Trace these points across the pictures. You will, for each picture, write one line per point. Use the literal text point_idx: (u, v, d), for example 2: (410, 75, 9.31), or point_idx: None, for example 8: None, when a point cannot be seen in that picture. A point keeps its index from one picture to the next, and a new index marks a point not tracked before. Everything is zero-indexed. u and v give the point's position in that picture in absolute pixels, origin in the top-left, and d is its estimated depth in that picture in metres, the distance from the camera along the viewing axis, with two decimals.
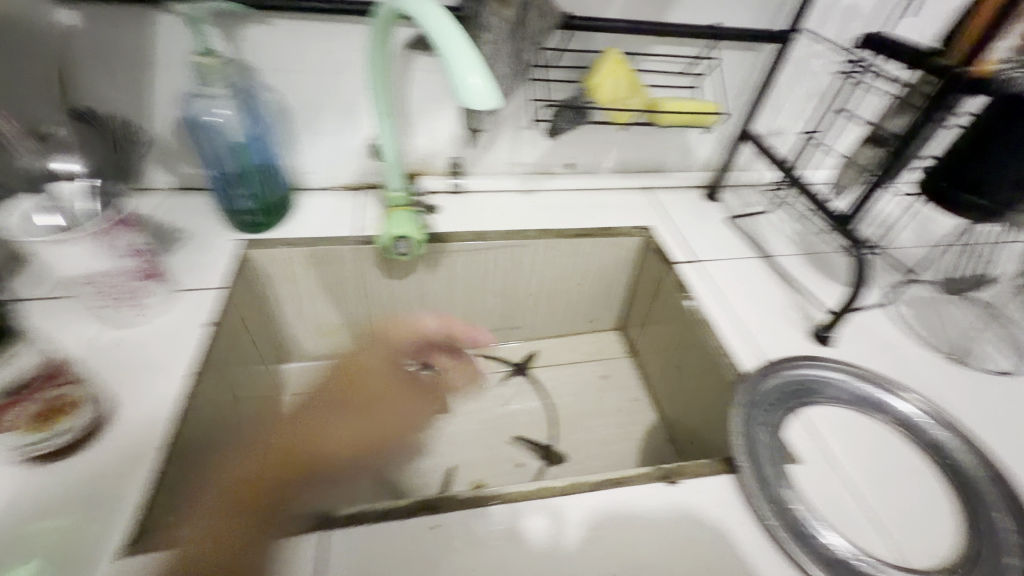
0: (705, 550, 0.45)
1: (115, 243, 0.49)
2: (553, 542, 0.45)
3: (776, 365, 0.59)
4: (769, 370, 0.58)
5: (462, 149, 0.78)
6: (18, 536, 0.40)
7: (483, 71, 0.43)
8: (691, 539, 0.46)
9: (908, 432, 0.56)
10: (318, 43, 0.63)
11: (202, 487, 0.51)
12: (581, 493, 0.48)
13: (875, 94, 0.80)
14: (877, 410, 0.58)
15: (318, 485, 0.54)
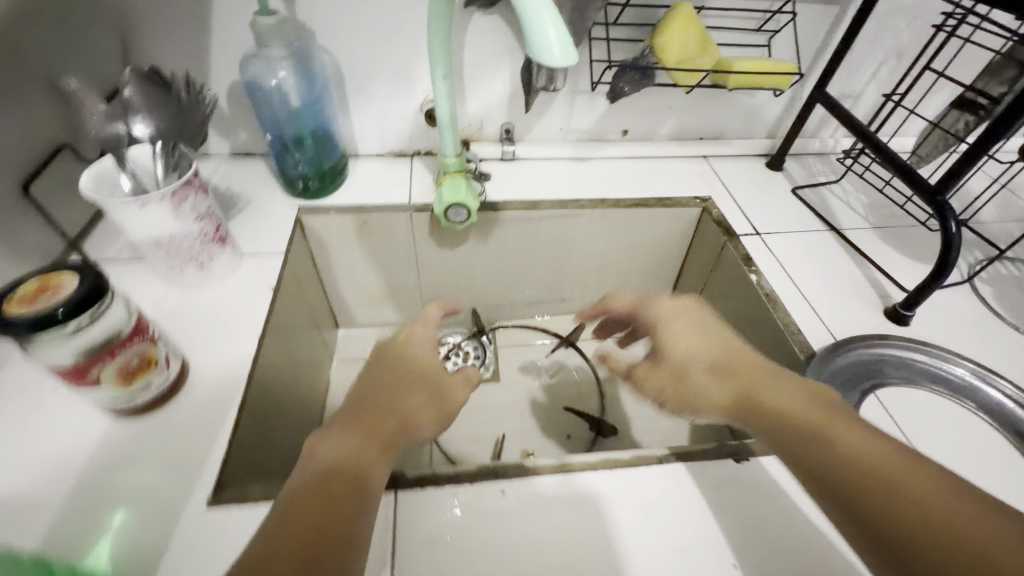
0: (774, 529, 0.45)
1: (183, 207, 0.50)
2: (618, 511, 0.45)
3: (850, 343, 0.56)
4: (841, 347, 0.56)
5: (515, 114, 0.75)
6: (112, 486, 0.42)
7: (559, 22, 0.41)
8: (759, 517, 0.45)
9: (995, 419, 0.53)
10: (375, 0, 0.61)
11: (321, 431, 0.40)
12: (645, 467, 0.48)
13: (974, 52, 0.73)
14: (963, 395, 0.55)
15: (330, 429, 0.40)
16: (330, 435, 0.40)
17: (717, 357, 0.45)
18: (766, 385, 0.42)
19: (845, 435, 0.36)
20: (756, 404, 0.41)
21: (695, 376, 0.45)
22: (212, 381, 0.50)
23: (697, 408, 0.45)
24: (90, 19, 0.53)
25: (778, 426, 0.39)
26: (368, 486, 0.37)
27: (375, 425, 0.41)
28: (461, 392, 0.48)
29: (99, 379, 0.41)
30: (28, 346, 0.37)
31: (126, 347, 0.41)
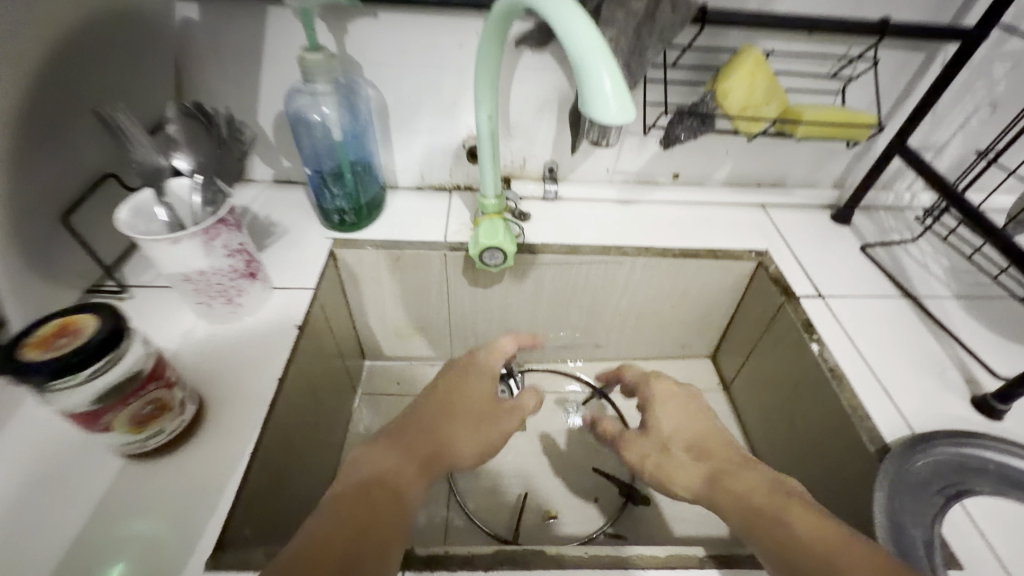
0: None
1: (215, 243, 0.49)
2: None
3: (934, 439, 0.48)
4: (923, 444, 0.48)
5: (561, 153, 0.72)
6: (113, 536, 0.41)
7: (616, 74, 0.37)
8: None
9: None
10: (424, 37, 0.60)
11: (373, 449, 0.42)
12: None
13: None
14: None
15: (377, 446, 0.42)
16: (376, 446, 0.42)
17: (691, 437, 0.48)
18: (736, 470, 0.44)
19: (792, 519, 0.39)
20: (726, 487, 0.43)
21: (674, 451, 0.47)
22: (227, 426, 0.48)
23: (673, 481, 0.46)
24: (144, 51, 0.54)
25: (749, 510, 0.41)
26: (404, 504, 0.38)
27: (416, 447, 0.43)
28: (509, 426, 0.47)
29: (109, 426, 0.40)
30: (49, 388, 0.35)
31: (141, 395, 0.40)
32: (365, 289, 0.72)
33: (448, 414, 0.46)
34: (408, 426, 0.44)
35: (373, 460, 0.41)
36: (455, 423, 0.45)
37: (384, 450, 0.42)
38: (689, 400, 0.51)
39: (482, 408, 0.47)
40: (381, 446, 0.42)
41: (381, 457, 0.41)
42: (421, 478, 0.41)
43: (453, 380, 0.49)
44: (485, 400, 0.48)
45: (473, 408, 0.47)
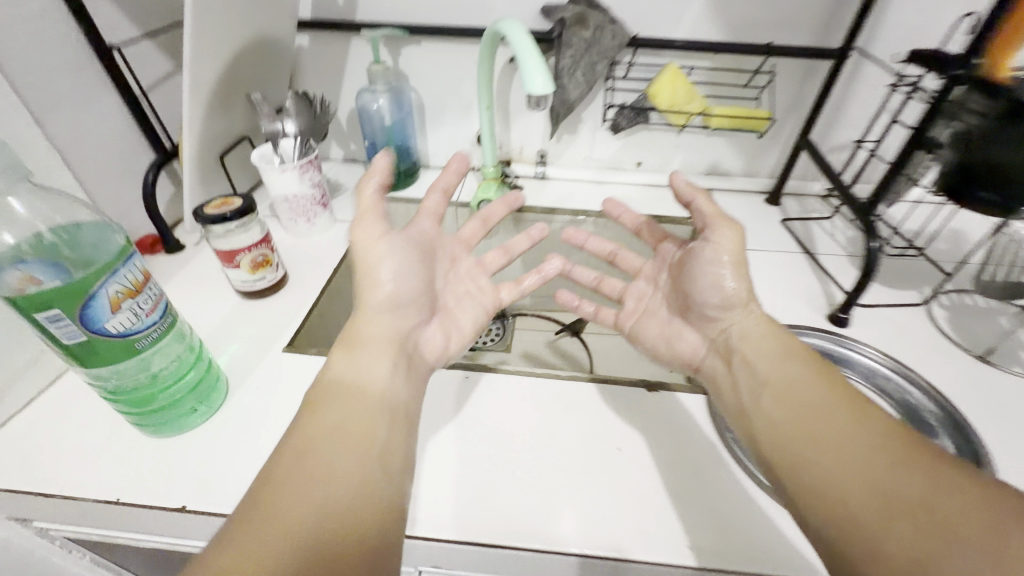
0: (684, 445, 0.58)
1: (305, 175, 0.78)
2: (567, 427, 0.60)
3: None
4: None
5: (548, 143, 0.97)
6: (228, 332, 0.67)
7: (546, 75, 0.63)
8: (683, 445, 0.58)
9: (871, 381, 0.64)
10: (449, 56, 0.88)
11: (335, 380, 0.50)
12: (594, 398, 0.63)
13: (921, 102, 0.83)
14: (843, 364, 0.66)
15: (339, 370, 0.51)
16: (342, 364, 0.51)
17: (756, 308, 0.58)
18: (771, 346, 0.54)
19: (816, 391, 0.48)
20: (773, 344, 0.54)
21: (749, 308, 0.58)
22: (298, 288, 0.74)
23: (731, 309, 0.58)
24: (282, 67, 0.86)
25: (794, 423, 0.47)
26: (379, 402, 0.49)
27: (383, 348, 0.53)
28: (382, 289, 0.55)
29: (239, 265, 0.67)
30: (208, 228, 0.64)
31: (257, 248, 0.67)
32: None
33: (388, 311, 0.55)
34: (353, 332, 0.54)
35: (346, 373, 0.50)
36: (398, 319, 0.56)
37: (350, 363, 0.51)
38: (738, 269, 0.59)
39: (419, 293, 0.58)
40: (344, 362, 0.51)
41: (353, 369, 0.51)
42: (363, 351, 0.52)
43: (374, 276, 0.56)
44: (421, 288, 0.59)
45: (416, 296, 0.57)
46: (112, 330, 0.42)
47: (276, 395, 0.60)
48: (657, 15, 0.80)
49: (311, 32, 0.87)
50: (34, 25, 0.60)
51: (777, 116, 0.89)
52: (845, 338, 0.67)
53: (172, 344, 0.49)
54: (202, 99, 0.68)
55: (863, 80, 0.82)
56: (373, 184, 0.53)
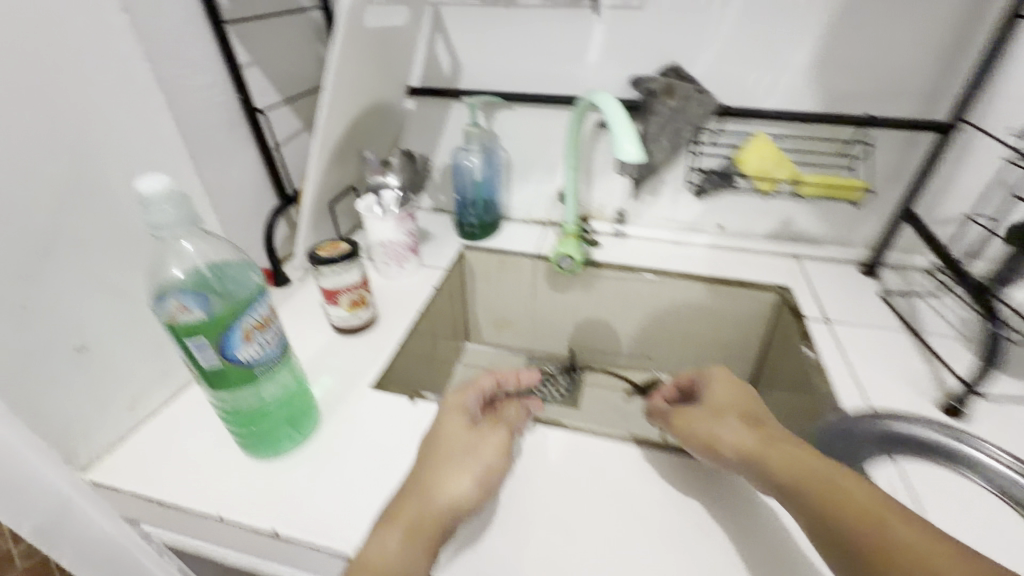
0: (773, 547, 0.52)
1: (403, 224, 0.86)
2: (645, 498, 0.57)
3: (857, 420, 0.60)
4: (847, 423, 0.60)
5: (628, 203, 0.99)
6: (322, 364, 0.72)
7: (635, 141, 0.65)
8: (772, 541, 0.52)
9: (999, 489, 0.54)
10: (538, 120, 0.94)
11: (374, 547, 0.47)
12: (672, 471, 0.60)
13: None
14: (963, 466, 0.56)
15: (380, 536, 0.48)
16: (381, 535, 0.48)
17: (741, 408, 0.55)
18: (777, 440, 0.50)
19: (789, 447, 0.48)
20: (770, 449, 0.49)
21: (730, 424, 0.53)
22: (385, 327, 0.79)
23: (714, 435, 0.53)
24: (391, 128, 0.97)
25: (810, 509, 0.44)
26: None
27: (418, 530, 0.48)
28: (464, 483, 0.52)
29: (339, 303, 0.73)
30: (319, 269, 0.71)
31: (356, 288, 0.74)
32: (479, 285, 1.03)
33: (439, 481, 0.52)
34: (400, 503, 0.50)
35: (382, 551, 0.46)
36: (444, 497, 0.50)
37: (392, 535, 0.47)
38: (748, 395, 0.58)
39: (475, 462, 0.54)
40: (382, 529, 0.48)
41: (392, 545, 0.47)
42: (405, 539, 0.47)
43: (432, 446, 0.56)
44: (477, 458, 0.55)
45: (472, 463, 0.54)
46: (243, 358, 0.48)
47: (363, 429, 0.63)
48: (746, 86, 0.82)
49: (418, 97, 0.97)
50: (204, 93, 0.72)
51: (875, 186, 0.86)
52: (960, 432, 0.58)
53: (282, 375, 0.53)
54: (326, 155, 0.78)
55: (977, 153, 0.77)
56: (487, 382, 0.65)
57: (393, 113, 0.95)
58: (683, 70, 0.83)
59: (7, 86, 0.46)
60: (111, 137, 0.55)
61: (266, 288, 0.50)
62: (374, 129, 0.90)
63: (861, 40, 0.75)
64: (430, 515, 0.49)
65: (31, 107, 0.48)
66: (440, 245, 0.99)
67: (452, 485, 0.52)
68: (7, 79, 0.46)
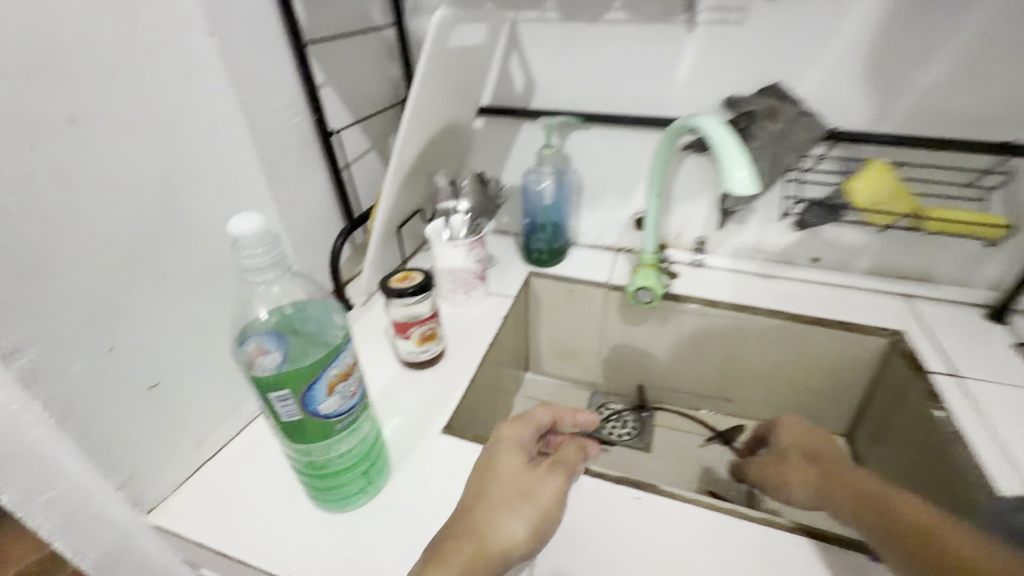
0: None
1: (472, 251, 0.81)
2: None
3: None
4: None
5: (710, 231, 0.92)
6: (390, 402, 0.68)
7: (747, 168, 0.58)
8: None
9: None
10: (616, 142, 0.88)
11: None
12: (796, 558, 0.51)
13: None
14: None
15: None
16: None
17: (808, 445, 0.61)
18: (845, 474, 0.54)
19: (863, 482, 0.52)
20: (840, 487, 0.53)
21: (795, 461, 0.60)
22: (454, 362, 0.74)
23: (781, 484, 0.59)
24: (460, 148, 0.93)
25: (896, 541, 0.46)
26: None
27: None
28: (516, 527, 0.46)
29: (410, 336, 0.69)
30: (391, 300, 0.67)
31: (426, 322, 0.69)
32: (543, 313, 0.98)
33: (490, 523, 0.46)
34: (445, 545, 0.45)
35: None
36: (496, 540, 0.46)
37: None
38: (821, 436, 0.62)
39: (532, 500, 0.48)
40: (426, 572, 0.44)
41: None
42: None
43: (482, 481, 0.50)
44: (533, 496, 0.49)
45: (528, 502, 0.48)
46: (325, 411, 0.44)
47: (437, 481, 0.58)
48: (859, 107, 0.74)
49: (489, 117, 0.93)
50: (281, 115, 0.70)
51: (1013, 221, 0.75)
52: None
53: (355, 429, 0.48)
54: (399, 178, 0.74)
55: None
56: (543, 416, 0.57)
57: (464, 133, 0.91)
58: (786, 89, 0.75)
59: (97, 114, 0.44)
60: (194, 165, 0.53)
61: (346, 338, 0.45)
62: (445, 150, 0.86)
63: (1004, 56, 0.66)
64: (482, 560, 0.45)
65: (120, 135, 0.46)
66: (506, 272, 0.94)
67: (506, 525, 0.46)
68: (98, 107, 0.44)
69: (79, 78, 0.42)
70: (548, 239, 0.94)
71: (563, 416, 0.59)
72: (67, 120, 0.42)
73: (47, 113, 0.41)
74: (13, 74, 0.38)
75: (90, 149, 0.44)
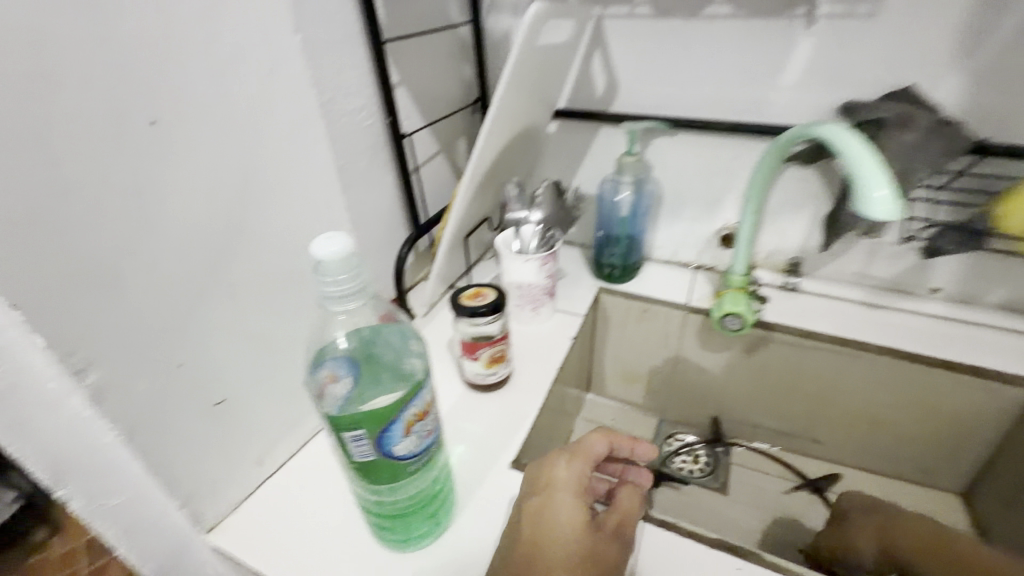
0: None
1: (544, 266, 0.75)
2: None
3: None
4: None
5: (808, 252, 0.82)
6: (454, 427, 0.63)
7: (888, 186, 0.49)
8: None
9: None
10: (706, 150, 0.80)
11: None
12: None
13: None
14: None
15: None
16: None
17: (860, 496, 0.70)
18: (908, 520, 0.63)
19: (923, 523, 0.62)
20: (899, 531, 0.63)
21: (862, 521, 0.66)
22: (521, 386, 0.69)
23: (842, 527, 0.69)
24: (531, 153, 0.87)
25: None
26: None
27: None
28: None
29: (478, 357, 0.64)
30: (460, 318, 0.62)
31: (496, 343, 0.64)
32: (611, 333, 0.90)
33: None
34: None
35: None
36: None
37: None
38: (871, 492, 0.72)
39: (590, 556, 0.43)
40: None
41: None
42: None
43: (535, 528, 0.45)
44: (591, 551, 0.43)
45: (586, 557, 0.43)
46: (398, 453, 0.39)
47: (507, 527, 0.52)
48: (1014, 116, 0.62)
49: (563, 120, 0.87)
50: (354, 117, 0.66)
51: None
52: None
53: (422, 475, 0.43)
54: (472, 186, 0.69)
55: None
56: (601, 445, 0.50)
57: (537, 137, 0.85)
58: (920, 94, 0.65)
59: (177, 117, 0.41)
60: (269, 171, 0.50)
61: (423, 380, 0.40)
62: (518, 155, 0.80)
63: None
64: None
65: (199, 139, 0.43)
66: (574, 287, 0.87)
67: None
68: (179, 108, 0.41)
69: (161, 78, 0.40)
70: (623, 254, 0.86)
71: (620, 446, 0.52)
72: (147, 122, 0.39)
73: (129, 114, 0.38)
74: (98, 74, 0.36)
75: (168, 154, 0.41)
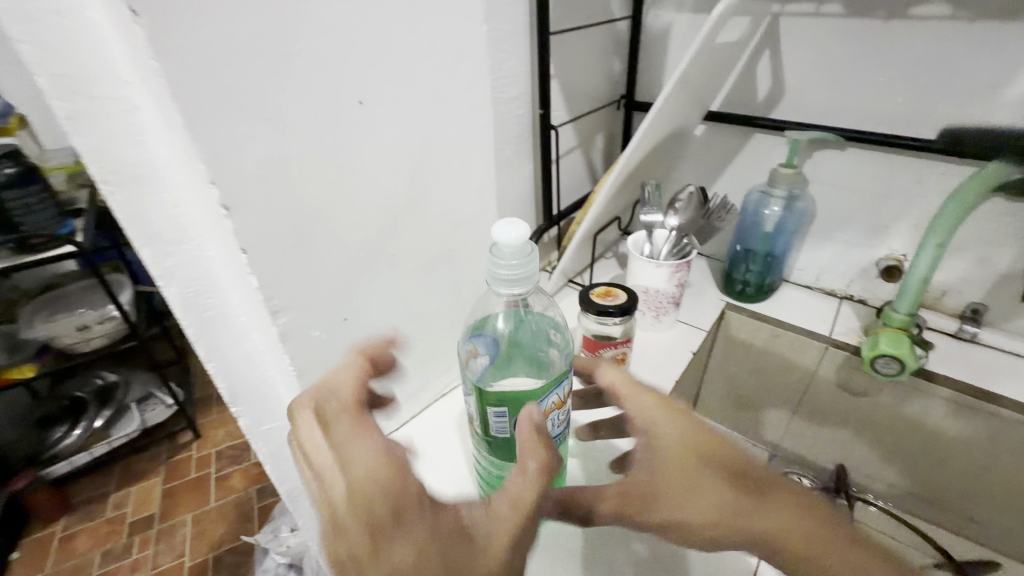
0: None
1: (676, 274, 0.72)
2: None
3: None
4: None
5: (993, 298, 0.70)
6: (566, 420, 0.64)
7: None
8: None
9: None
10: (881, 169, 0.71)
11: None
12: None
13: None
14: None
15: None
16: None
17: (687, 445, 0.39)
18: (740, 485, 0.38)
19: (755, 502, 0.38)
20: (714, 503, 0.37)
21: (672, 475, 0.39)
22: None
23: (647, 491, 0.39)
24: (674, 155, 0.84)
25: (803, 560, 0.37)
26: None
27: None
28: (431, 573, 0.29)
29: (598, 356, 0.64)
30: (587, 314, 0.62)
31: (619, 345, 0.63)
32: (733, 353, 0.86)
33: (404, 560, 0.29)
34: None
35: None
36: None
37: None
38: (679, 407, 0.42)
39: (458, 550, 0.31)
40: None
41: None
42: None
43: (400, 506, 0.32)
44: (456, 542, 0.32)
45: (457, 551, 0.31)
46: None
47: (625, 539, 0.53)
48: None
49: (711, 123, 0.82)
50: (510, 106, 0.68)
51: None
52: None
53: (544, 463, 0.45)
54: (616, 184, 0.68)
55: None
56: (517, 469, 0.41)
57: (683, 139, 0.81)
58: None
59: (379, 98, 0.46)
60: (438, 154, 0.54)
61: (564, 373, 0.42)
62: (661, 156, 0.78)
63: None
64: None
65: (390, 119, 0.47)
66: (700, 299, 0.83)
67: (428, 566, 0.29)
68: (382, 91, 0.46)
69: (371, 61, 0.44)
70: (760, 272, 0.80)
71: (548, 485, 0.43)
72: (356, 102, 0.44)
73: (343, 94, 0.43)
74: (326, 56, 0.40)
75: (366, 131, 0.46)
